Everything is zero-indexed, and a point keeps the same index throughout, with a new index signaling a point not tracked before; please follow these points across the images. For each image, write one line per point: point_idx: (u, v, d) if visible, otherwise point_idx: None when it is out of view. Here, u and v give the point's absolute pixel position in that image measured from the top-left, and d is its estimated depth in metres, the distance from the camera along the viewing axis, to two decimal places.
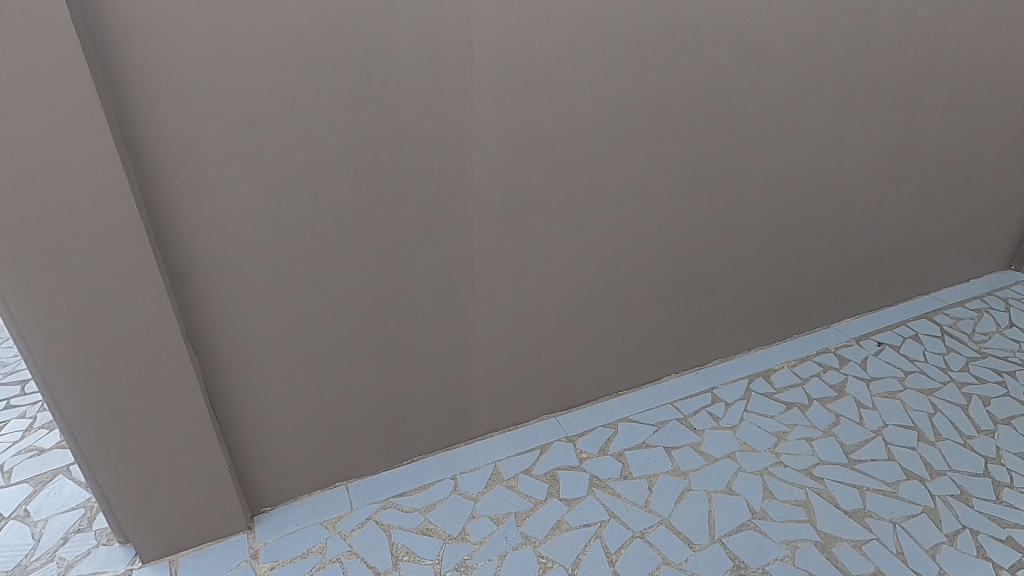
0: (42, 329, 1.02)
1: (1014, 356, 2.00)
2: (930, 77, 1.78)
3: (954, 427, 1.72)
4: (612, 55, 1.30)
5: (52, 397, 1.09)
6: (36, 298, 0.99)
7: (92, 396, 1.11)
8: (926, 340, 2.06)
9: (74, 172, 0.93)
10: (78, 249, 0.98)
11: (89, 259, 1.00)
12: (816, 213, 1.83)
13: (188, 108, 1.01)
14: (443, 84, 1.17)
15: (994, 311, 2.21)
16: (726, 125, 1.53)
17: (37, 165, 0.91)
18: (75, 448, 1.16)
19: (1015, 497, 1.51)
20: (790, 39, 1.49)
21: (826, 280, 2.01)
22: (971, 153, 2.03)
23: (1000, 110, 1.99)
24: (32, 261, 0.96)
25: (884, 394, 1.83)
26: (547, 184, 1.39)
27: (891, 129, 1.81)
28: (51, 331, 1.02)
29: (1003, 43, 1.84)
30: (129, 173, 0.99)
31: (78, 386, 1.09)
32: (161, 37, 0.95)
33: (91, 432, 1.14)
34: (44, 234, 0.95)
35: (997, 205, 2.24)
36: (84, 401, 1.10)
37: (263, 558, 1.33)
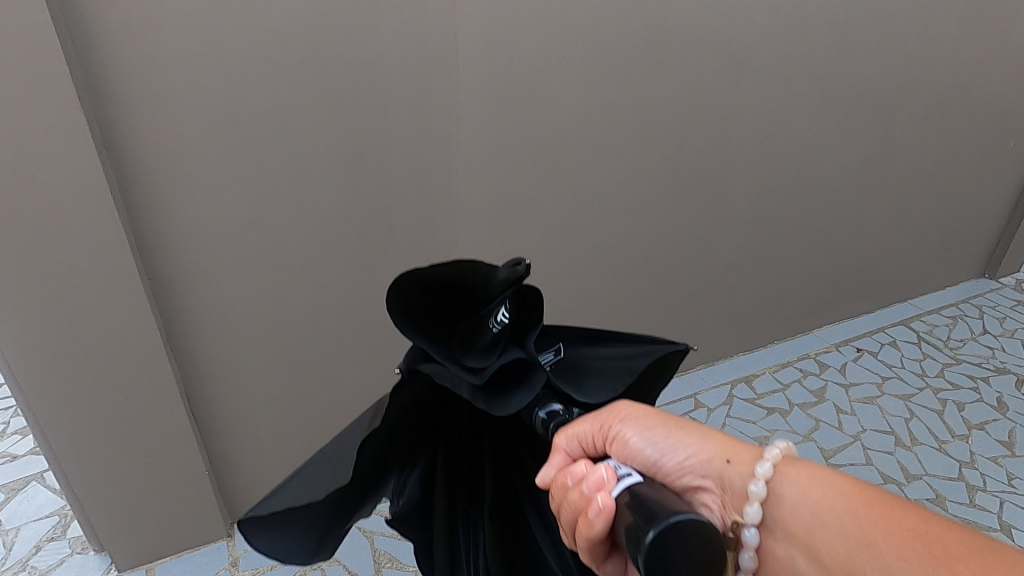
0: (17, 333, 1.00)
1: (987, 362, 2.05)
2: (906, 90, 1.82)
3: (930, 432, 1.75)
4: (597, 64, 1.32)
5: (25, 402, 1.07)
6: (11, 303, 0.97)
7: (67, 402, 1.08)
8: (903, 346, 2.11)
9: (54, 174, 0.92)
10: (55, 253, 0.97)
11: (66, 263, 0.98)
12: (797, 221, 1.87)
13: (172, 110, 1.00)
14: (430, 89, 1.18)
15: (969, 319, 2.27)
16: (711, 132, 1.56)
17: (15, 166, 0.89)
18: (49, 455, 1.13)
19: (988, 501, 1.55)
20: (771, 50, 1.52)
21: (806, 287, 2.04)
22: (947, 164, 2.08)
23: (974, 123, 2.04)
24: (7, 264, 0.94)
25: (863, 400, 1.86)
26: (533, 189, 1.40)
27: (871, 139, 1.85)
28: (26, 335, 1.01)
29: (978, 57, 1.90)
30: (109, 175, 0.97)
31: (53, 391, 1.07)
32: (144, 39, 0.94)
33: (67, 438, 1.11)
34: (20, 236, 0.93)
35: (972, 215, 2.29)
36: (60, 406, 1.08)
37: (242, 566, 1.32)
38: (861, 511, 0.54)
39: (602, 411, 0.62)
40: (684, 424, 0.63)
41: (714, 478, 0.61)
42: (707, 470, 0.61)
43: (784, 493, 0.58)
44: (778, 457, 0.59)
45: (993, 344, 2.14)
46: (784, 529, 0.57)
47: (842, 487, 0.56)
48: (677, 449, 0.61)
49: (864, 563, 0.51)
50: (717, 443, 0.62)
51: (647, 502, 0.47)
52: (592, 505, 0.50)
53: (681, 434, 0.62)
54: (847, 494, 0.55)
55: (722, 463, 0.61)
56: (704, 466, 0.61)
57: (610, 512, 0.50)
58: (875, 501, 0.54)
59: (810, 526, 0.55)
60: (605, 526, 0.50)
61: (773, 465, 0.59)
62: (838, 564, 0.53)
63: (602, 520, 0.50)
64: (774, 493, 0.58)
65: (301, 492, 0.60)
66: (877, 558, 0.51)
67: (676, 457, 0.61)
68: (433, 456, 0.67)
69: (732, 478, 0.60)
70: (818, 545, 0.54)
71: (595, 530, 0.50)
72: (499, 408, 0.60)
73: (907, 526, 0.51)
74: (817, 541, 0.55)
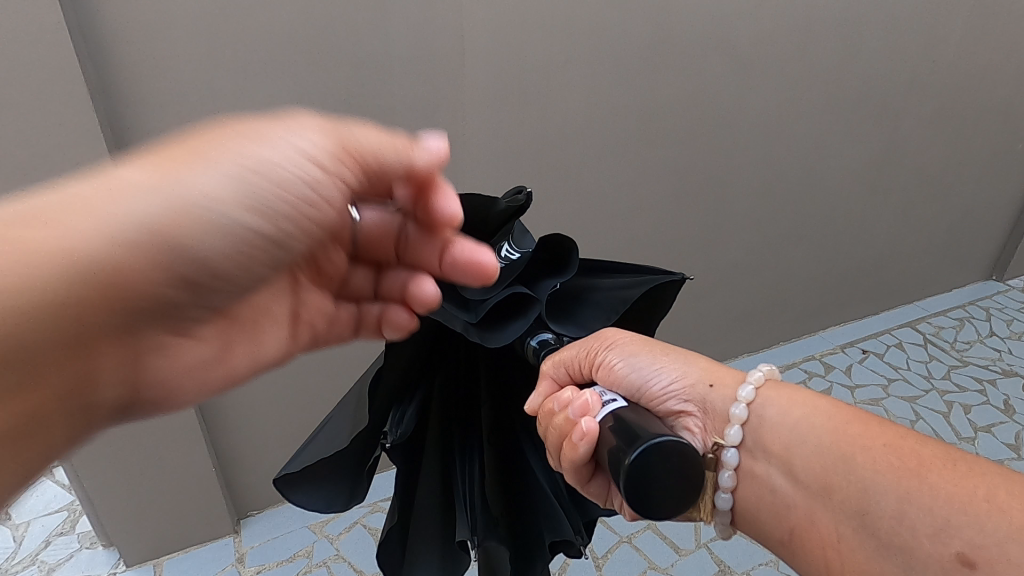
0: None
1: (993, 364, 2.05)
2: (912, 91, 1.82)
3: (935, 434, 1.75)
4: (601, 65, 1.33)
5: None
6: None
7: None
8: (909, 348, 2.10)
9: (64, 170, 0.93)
10: None
11: None
12: (802, 222, 1.87)
13: (182, 111, 1.02)
14: (436, 90, 1.19)
15: (976, 321, 2.26)
16: (717, 134, 1.56)
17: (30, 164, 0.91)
18: None
19: None
20: (776, 51, 1.52)
21: (811, 288, 2.04)
22: (953, 165, 2.07)
23: (981, 124, 2.03)
24: None
25: (868, 401, 1.87)
26: (538, 190, 1.41)
27: (877, 141, 1.85)
28: None
29: (985, 59, 1.90)
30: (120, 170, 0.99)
31: None
32: (156, 40, 0.96)
33: None
34: None
35: (979, 216, 2.28)
36: None
37: (249, 562, 1.33)
38: (839, 431, 0.62)
39: (592, 339, 0.72)
40: (671, 354, 0.75)
41: (697, 401, 0.73)
42: (692, 395, 0.73)
43: (768, 415, 0.68)
44: (761, 381, 0.70)
45: (1000, 346, 2.14)
46: (763, 449, 0.67)
47: (823, 410, 0.66)
48: (664, 375, 0.73)
49: (839, 478, 0.60)
50: (701, 370, 0.75)
51: (626, 421, 0.58)
52: (579, 430, 0.60)
53: (669, 362, 0.74)
54: (828, 413, 0.65)
55: (706, 387, 0.73)
56: (688, 391, 0.73)
57: (595, 434, 0.60)
58: (851, 419, 0.63)
59: (789, 445, 0.65)
60: (589, 447, 0.61)
61: (756, 389, 0.70)
62: (816, 482, 0.62)
63: (585, 443, 0.60)
64: (757, 415, 0.69)
65: (329, 441, 0.76)
66: (852, 473, 0.59)
67: (662, 384, 0.73)
68: (432, 388, 0.81)
69: (717, 401, 0.72)
70: (797, 465, 0.64)
71: (581, 451, 0.61)
72: (488, 339, 0.78)
73: (880, 443, 0.59)
74: (794, 458, 0.64)
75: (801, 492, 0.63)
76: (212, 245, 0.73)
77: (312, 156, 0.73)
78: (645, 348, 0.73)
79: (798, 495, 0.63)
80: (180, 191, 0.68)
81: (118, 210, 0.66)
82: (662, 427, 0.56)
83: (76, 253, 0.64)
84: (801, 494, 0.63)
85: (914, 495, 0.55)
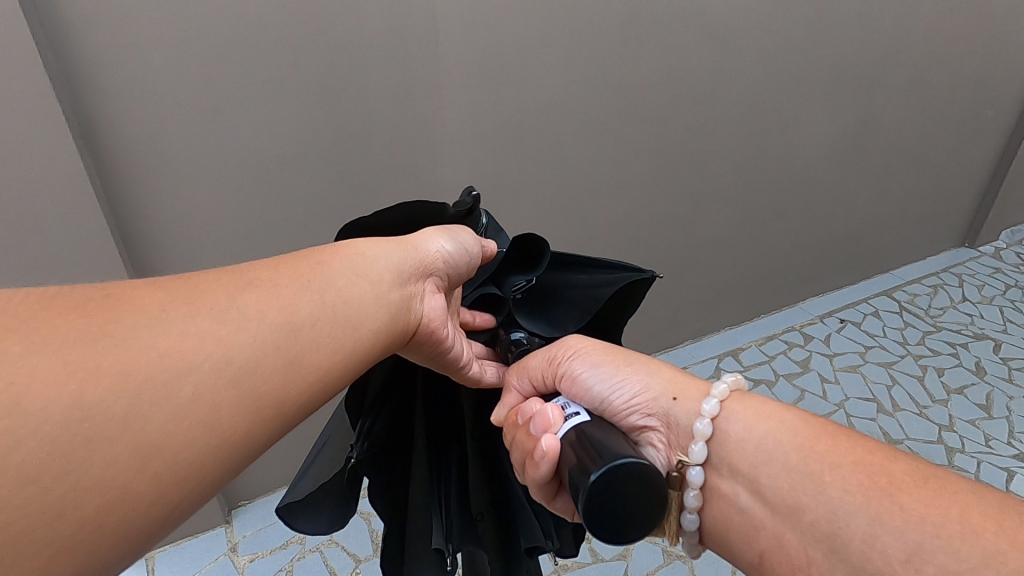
0: None
1: (966, 329, 2.11)
2: (886, 63, 1.83)
3: (910, 397, 1.82)
4: (578, 43, 1.31)
5: None
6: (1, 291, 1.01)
7: None
8: (885, 316, 2.15)
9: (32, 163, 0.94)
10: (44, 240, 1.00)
11: (54, 251, 1.01)
12: (781, 195, 1.89)
13: (148, 101, 1.00)
14: (410, 73, 1.17)
15: (949, 287, 2.32)
16: (695, 109, 1.56)
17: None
18: None
19: (966, 462, 1.62)
20: (752, 26, 1.52)
21: (790, 261, 2.07)
22: (927, 135, 2.10)
23: (954, 94, 2.06)
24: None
25: (846, 368, 1.92)
26: (517, 170, 1.40)
27: (852, 112, 1.86)
28: None
29: (957, 28, 1.91)
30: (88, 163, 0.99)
31: None
32: (117, 28, 0.94)
33: None
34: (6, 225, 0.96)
35: (952, 185, 2.33)
36: None
37: (241, 551, 1.34)
38: (807, 447, 0.57)
39: (555, 347, 0.71)
40: (634, 364, 0.70)
41: (661, 416, 0.67)
42: (655, 409, 0.67)
43: (731, 430, 0.62)
44: (726, 393, 0.63)
45: (971, 311, 2.20)
46: (729, 466, 0.61)
47: (789, 425, 0.60)
48: (625, 387, 0.68)
49: (807, 497, 0.55)
50: (665, 382, 0.68)
51: (585, 441, 0.55)
52: (539, 447, 0.58)
53: (630, 373, 0.69)
54: (794, 428, 0.59)
55: (669, 400, 0.67)
56: (652, 405, 0.67)
57: (554, 453, 0.58)
58: (821, 433, 0.58)
59: (755, 461, 0.59)
60: (551, 466, 0.58)
61: (720, 402, 0.63)
62: (784, 502, 0.56)
63: (547, 461, 0.58)
64: (721, 432, 0.62)
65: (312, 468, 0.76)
66: (820, 492, 0.54)
67: (624, 398, 0.68)
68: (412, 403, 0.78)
69: (681, 415, 0.65)
70: (762, 482, 0.58)
71: (542, 470, 0.59)
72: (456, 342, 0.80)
73: (849, 459, 0.55)
74: (760, 476, 0.58)
75: (766, 511, 0.57)
76: (370, 323, 0.62)
77: (454, 257, 0.72)
78: (606, 358, 0.70)
79: (762, 513, 0.58)
80: (383, 263, 0.66)
81: (362, 301, 0.62)
82: (625, 447, 0.54)
83: (339, 333, 0.59)
84: (765, 509, 0.57)
85: (887, 518, 0.50)
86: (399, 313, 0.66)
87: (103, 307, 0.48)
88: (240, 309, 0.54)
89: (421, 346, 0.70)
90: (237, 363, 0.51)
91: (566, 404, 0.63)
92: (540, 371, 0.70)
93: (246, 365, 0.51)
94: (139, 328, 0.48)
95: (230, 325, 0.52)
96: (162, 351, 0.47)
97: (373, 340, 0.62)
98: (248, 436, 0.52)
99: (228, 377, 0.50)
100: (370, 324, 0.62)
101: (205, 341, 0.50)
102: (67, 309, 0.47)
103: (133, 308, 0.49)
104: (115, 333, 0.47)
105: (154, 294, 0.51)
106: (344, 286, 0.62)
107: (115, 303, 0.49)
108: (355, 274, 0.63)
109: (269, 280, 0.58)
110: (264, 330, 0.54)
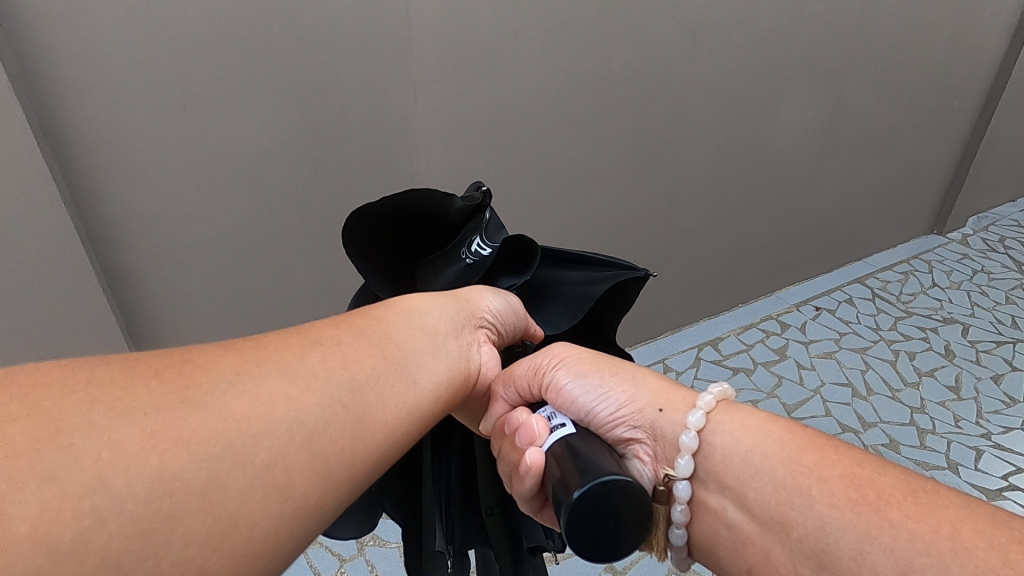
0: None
1: (936, 314, 2.16)
2: (855, 55, 1.86)
3: (883, 381, 1.87)
4: (552, 37, 1.31)
5: None
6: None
7: None
8: (859, 303, 2.20)
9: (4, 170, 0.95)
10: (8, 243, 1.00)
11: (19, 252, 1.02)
12: (755, 186, 1.91)
13: (111, 100, 1.00)
14: (382, 67, 1.17)
15: (919, 274, 2.38)
16: (669, 102, 1.57)
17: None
18: None
19: (937, 443, 1.67)
20: (723, 17, 1.53)
21: (766, 251, 2.10)
22: (896, 125, 2.14)
23: (920, 84, 2.11)
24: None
25: (821, 355, 1.96)
26: (493, 164, 1.39)
27: (823, 103, 1.89)
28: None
29: (921, 19, 1.95)
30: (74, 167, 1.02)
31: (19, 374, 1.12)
32: (78, 28, 0.94)
33: None
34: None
35: (920, 174, 2.38)
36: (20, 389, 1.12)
37: None
38: (794, 460, 0.57)
39: (541, 355, 0.70)
40: (620, 374, 0.69)
41: (646, 428, 0.67)
42: (641, 420, 0.67)
43: (717, 442, 0.62)
44: (712, 405, 0.63)
45: (940, 296, 2.26)
46: (716, 480, 0.61)
47: (777, 436, 0.60)
48: (611, 398, 0.68)
49: (795, 512, 0.55)
50: (651, 393, 0.68)
51: (570, 456, 0.55)
52: (524, 461, 0.59)
53: (616, 384, 0.68)
54: (781, 440, 0.59)
55: (655, 412, 0.66)
56: (637, 417, 0.67)
57: (539, 468, 0.58)
58: (809, 446, 0.58)
59: (742, 475, 0.59)
60: (537, 481, 0.59)
61: (706, 414, 0.63)
62: (772, 517, 0.56)
63: (533, 477, 0.58)
64: (707, 443, 0.62)
65: None
66: (809, 507, 0.54)
67: (609, 409, 0.67)
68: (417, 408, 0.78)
69: (666, 427, 0.65)
70: (750, 497, 0.58)
71: (528, 484, 0.59)
72: None
73: (837, 473, 0.55)
74: (748, 490, 0.59)
75: (756, 525, 0.58)
76: (433, 374, 0.59)
77: (501, 315, 0.70)
78: (592, 367, 0.69)
79: (754, 528, 0.58)
80: (434, 313, 0.63)
81: (422, 354, 0.59)
82: (611, 463, 0.54)
83: (405, 385, 0.55)
84: (756, 524, 0.58)
85: (876, 534, 0.50)
86: (456, 366, 0.62)
87: (178, 369, 0.44)
88: (309, 366, 0.49)
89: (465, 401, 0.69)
90: (310, 424, 0.46)
91: (552, 414, 0.63)
92: (526, 379, 0.69)
93: (324, 421, 0.47)
94: (213, 389, 0.43)
95: (302, 384, 0.47)
96: (240, 416, 0.43)
97: (438, 392, 0.58)
98: (331, 503, 0.46)
99: (305, 437, 0.45)
100: (434, 378, 0.58)
101: (281, 402, 0.45)
102: (136, 371, 0.42)
103: (205, 367, 0.45)
104: (191, 398, 0.42)
105: (225, 356, 0.47)
106: (404, 337, 0.58)
107: (188, 366, 0.45)
108: (413, 324, 0.60)
109: (331, 336, 0.54)
110: (335, 386, 0.49)
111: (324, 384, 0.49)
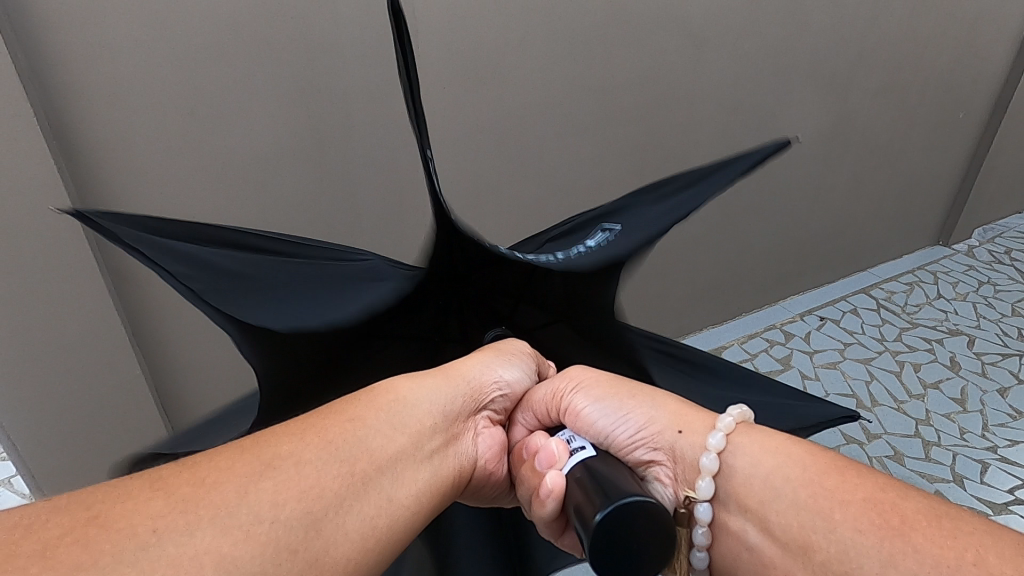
0: None
1: (941, 325, 2.16)
2: (860, 65, 1.86)
3: (888, 392, 1.86)
4: (557, 44, 1.32)
5: None
6: None
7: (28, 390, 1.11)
8: (864, 313, 2.19)
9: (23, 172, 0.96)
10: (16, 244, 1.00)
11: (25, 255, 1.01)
12: (759, 195, 1.91)
13: (121, 102, 1.02)
14: (387, 73, 1.19)
15: (924, 284, 2.37)
16: (673, 110, 1.57)
17: None
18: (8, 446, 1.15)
19: (943, 454, 1.67)
20: (728, 26, 1.53)
21: (770, 261, 2.10)
22: (901, 136, 2.14)
23: (925, 95, 2.11)
24: None
25: (826, 365, 1.95)
26: (498, 171, 1.40)
27: (827, 113, 1.89)
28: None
29: (927, 31, 1.96)
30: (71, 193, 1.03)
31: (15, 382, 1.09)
32: (90, 30, 0.96)
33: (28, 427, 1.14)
34: None
35: (925, 185, 2.38)
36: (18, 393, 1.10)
37: None
38: (815, 482, 0.57)
39: (559, 378, 0.72)
40: (638, 395, 0.70)
41: (666, 450, 0.67)
42: (661, 442, 0.67)
43: (737, 464, 0.62)
44: (732, 427, 0.63)
45: (946, 307, 2.25)
46: (738, 503, 0.61)
47: (798, 458, 0.60)
48: (630, 421, 0.69)
49: (818, 536, 0.55)
50: (670, 415, 0.68)
51: (589, 477, 0.56)
52: (544, 484, 0.60)
53: (633, 407, 0.69)
54: (802, 463, 0.59)
55: (674, 434, 0.67)
56: (657, 439, 0.68)
57: (559, 490, 0.59)
58: (830, 468, 0.58)
59: (763, 498, 0.59)
60: (557, 504, 0.60)
61: (726, 436, 0.63)
62: (793, 540, 0.56)
63: (553, 500, 0.59)
64: (727, 466, 0.62)
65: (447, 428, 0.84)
66: (831, 532, 0.54)
67: (628, 432, 0.68)
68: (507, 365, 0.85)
69: (686, 450, 0.65)
70: (770, 519, 0.58)
71: (548, 507, 0.60)
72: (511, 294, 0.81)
73: (860, 496, 0.55)
74: (768, 513, 0.58)
75: (777, 549, 0.58)
76: (412, 486, 0.58)
77: (513, 387, 0.71)
78: (610, 390, 0.70)
79: (775, 551, 0.58)
80: (424, 409, 0.63)
81: (396, 464, 0.57)
82: (630, 482, 0.55)
83: (375, 507, 0.54)
84: (776, 548, 0.58)
85: (899, 559, 0.50)
86: (443, 467, 0.62)
87: (80, 544, 0.41)
88: (252, 505, 0.47)
89: (479, 487, 0.70)
90: None
91: (570, 436, 0.64)
92: (543, 404, 0.72)
93: None
94: (118, 570, 0.40)
95: (237, 535, 0.45)
96: None
97: (416, 506, 0.57)
98: None
99: None
100: (413, 491, 0.58)
101: (204, 566, 0.42)
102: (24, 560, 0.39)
103: (117, 529, 0.43)
104: None
105: (149, 505, 0.45)
106: (378, 448, 0.57)
107: (98, 532, 0.42)
108: (395, 423, 0.60)
109: (288, 456, 0.52)
110: (283, 527, 0.47)
111: (269, 528, 0.47)
